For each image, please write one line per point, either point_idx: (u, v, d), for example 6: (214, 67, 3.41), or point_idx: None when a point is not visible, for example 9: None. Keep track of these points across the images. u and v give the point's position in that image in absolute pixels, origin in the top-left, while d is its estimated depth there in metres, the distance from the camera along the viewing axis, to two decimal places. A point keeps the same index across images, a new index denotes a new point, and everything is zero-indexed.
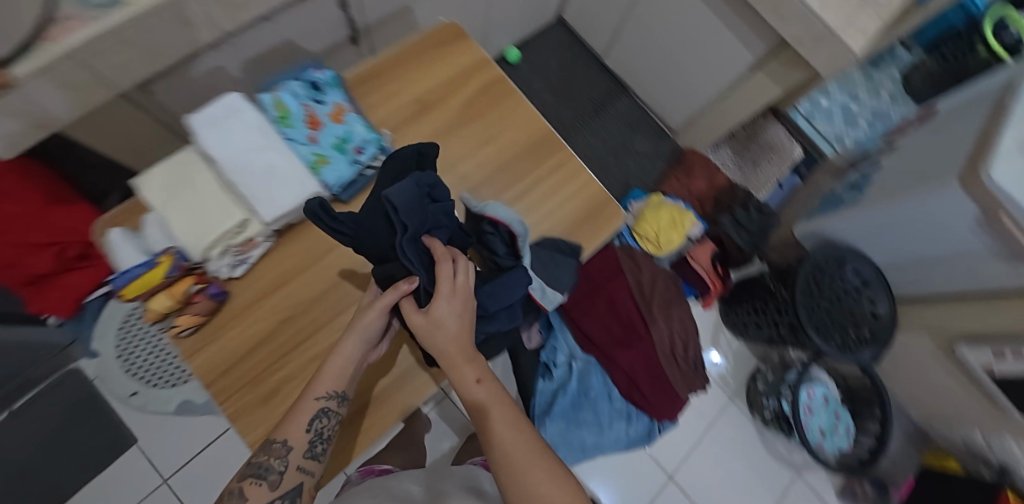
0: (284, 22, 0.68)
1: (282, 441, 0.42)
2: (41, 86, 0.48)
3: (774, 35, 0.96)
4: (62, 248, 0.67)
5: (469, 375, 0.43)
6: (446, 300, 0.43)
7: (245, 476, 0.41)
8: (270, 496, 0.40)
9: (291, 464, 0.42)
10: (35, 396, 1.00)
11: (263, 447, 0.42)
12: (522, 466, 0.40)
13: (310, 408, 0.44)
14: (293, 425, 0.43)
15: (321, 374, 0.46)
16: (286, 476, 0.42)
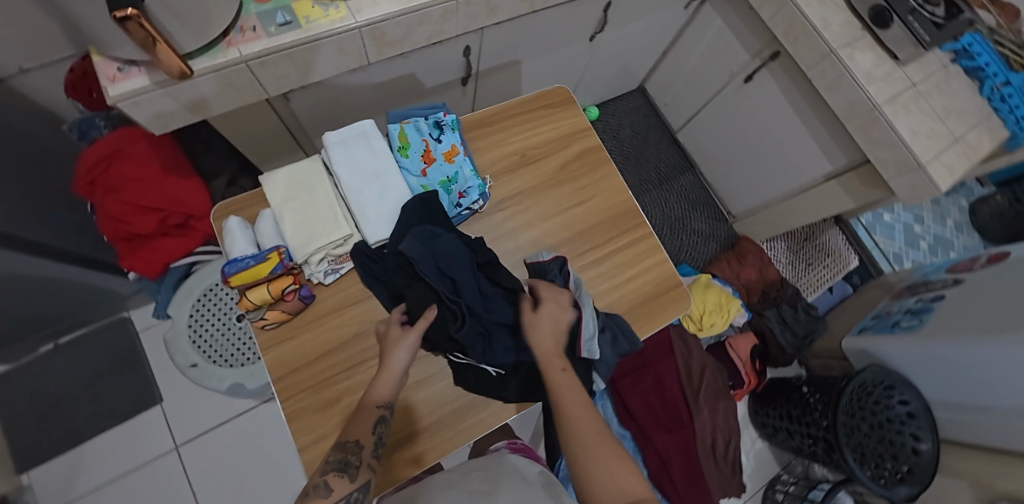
0: (416, 59, 0.74)
1: (354, 440, 0.44)
2: (211, 83, 0.55)
3: (858, 152, 0.97)
4: (166, 216, 0.72)
5: (557, 362, 0.50)
6: (546, 311, 0.54)
7: (326, 471, 0.41)
8: (351, 489, 0.41)
9: (364, 461, 0.44)
10: (84, 336, 1.08)
11: (337, 446, 0.44)
12: (588, 440, 0.43)
13: (371, 414, 0.46)
14: (359, 425, 0.45)
15: (378, 384, 0.49)
16: (361, 473, 0.42)
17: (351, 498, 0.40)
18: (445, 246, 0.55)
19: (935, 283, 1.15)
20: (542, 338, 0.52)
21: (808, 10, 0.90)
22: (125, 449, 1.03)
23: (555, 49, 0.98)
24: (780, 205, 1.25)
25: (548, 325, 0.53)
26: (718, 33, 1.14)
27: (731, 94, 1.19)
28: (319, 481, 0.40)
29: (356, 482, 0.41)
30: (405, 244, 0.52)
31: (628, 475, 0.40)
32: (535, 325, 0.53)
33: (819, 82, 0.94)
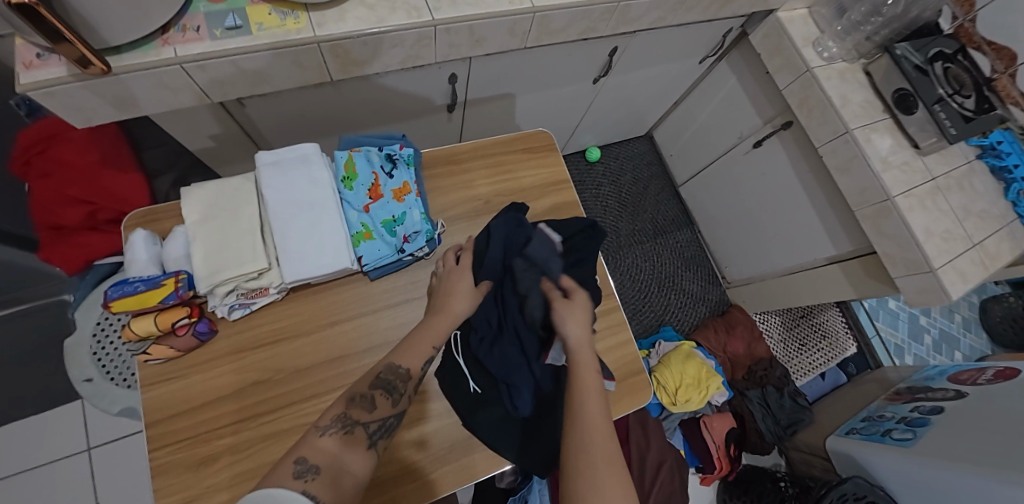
0: (392, 79, 0.69)
1: (407, 367, 0.40)
2: (140, 81, 0.50)
3: (865, 240, 0.89)
4: (95, 210, 0.67)
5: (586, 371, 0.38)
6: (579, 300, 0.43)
7: (373, 386, 0.38)
8: (390, 415, 0.37)
9: (409, 392, 0.40)
10: (17, 313, 1.01)
11: (387, 366, 0.40)
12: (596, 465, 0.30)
13: (429, 351, 0.43)
14: (408, 355, 0.41)
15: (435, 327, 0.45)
16: (404, 404, 0.39)
17: (389, 423, 0.37)
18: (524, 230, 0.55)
19: (935, 389, 1.04)
20: (575, 326, 0.41)
21: (826, 84, 0.84)
22: (35, 441, 0.96)
23: (553, 87, 0.92)
24: (778, 280, 1.17)
25: (582, 316, 0.42)
26: (731, 93, 1.09)
27: (738, 157, 1.13)
28: (364, 393, 0.37)
29: (397, 409, 0.38)
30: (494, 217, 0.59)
31: None
32: (572, 309, 0.42)
33: (830, 160, 0.88)
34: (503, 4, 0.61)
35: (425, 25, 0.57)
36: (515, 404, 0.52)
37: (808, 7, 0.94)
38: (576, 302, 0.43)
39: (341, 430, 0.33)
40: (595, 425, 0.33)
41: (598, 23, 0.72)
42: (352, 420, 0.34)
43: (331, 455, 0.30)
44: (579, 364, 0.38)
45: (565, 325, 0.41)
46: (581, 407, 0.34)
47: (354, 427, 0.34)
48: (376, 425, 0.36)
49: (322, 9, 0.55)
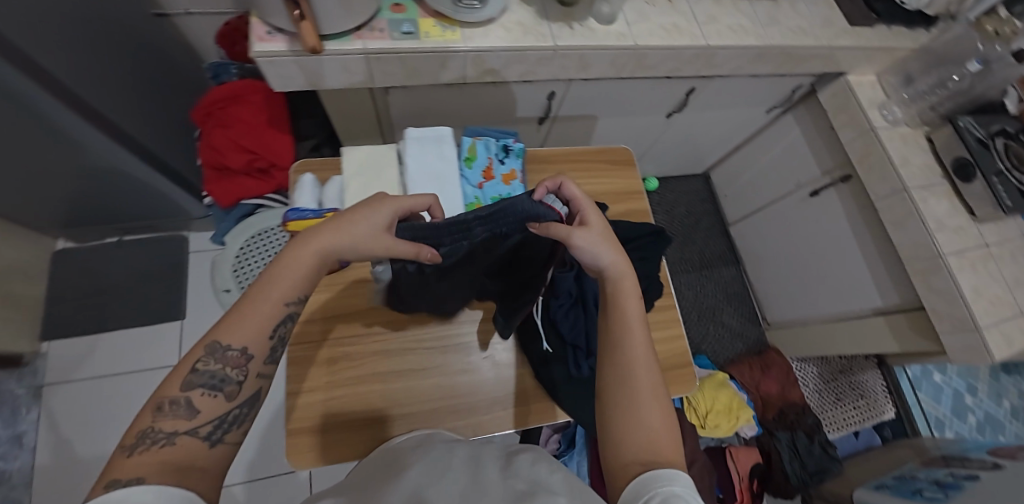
0: (506, 89, 0.83)
1: (239, 349, 0.34)
2: (334, 63, 0.65)
3: (913, 295, 0.93)
4: (254, 159, 0.83)
5: (630, 293, 0.43)
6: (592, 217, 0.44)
7: (188, 385, 0.33)
8: (228, 406, 0.34)
9: (249, 373, 0.35)
10: (146, 240, 1.20)
11: (208, 351, 0.33)
12: (637, 390, 0.37)
13: (274, 315, 0.36)
14: (235, 330, 0.35)
15: (267, 294, 0.36)
16: (244, 387, 0.35)
17: (232, 415, 0.34)
18: None
19: (971, 459, 1.03)
20: (604, 253, 0.42)
21: (888, 143, 0.91)
22: (138, 349, 1.12)
23: (631, 115, 1.04)
24: (819, 327, 1.21)
25: (600, 238, 0.43)
26: (793, 143, 1.17)
27: (793, 203, 1.20)
28: (177, 397, 0.32)
29: (237, 399, 0.34)
30: None
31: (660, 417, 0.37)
32: (593, 236, 0.42)
33: (885, 214, 0.93)
34: (612, 40, 0.74)
35: (549, 48, 0.71)
36: (578, 367, 0.60)
37: (878, 74, 1.02)
38: (594, 225, 0.43)
39: (157, 445, 0.29)
40: (633, 359, 0.39)
41: (685, 65, 0.83)
42: (167, 431, 0.30)
43: (160, 464, 0.27)
44: (623, 295, 0.42)
45: (603, 260, 0.43)
46: (624, 342, 0.40)
47: (172, 438, 0.29)
48: (207, 428, 0.32)
49: (473, 27, 0.69)
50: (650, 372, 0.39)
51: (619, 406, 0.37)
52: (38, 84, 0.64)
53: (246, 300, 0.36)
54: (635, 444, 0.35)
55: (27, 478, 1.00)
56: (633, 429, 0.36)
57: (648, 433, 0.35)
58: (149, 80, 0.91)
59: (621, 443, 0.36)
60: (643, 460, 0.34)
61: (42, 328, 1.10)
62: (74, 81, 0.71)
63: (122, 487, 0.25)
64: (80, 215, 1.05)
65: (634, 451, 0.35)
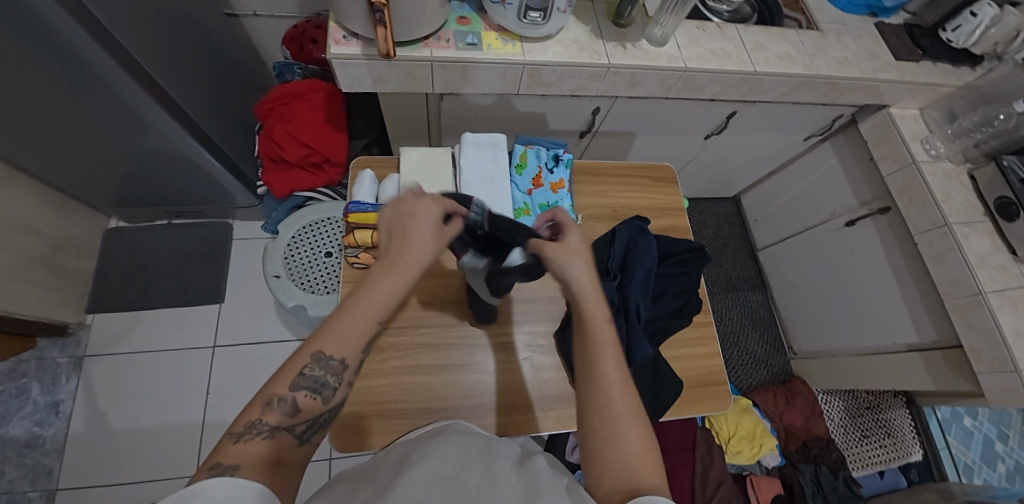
0: (555, 103, 0.86)
1: (342, 358, 0.31)
2: (400, 68, 0.69)
3: (951, 331, 0.92)
4: (310, 154, 0.87)
5: (598, 312, 0.39)
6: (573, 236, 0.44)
7: (292, 386, 0.30)
8: (322, 410, 0.31)
9: (346, 381, 0.31)
10: (191, 225, 1.26)
11: (313, 358, 0.30)
12: (617, 415, 0.32)
13: (372, 327, 0.33)
14: (340, 338, 0.31)
15: (370, 299, 0.32)
16: (340, 392, 0.31)
17: (321, 420, 0.30)
18: (644, 242, 0.67)
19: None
20: (575, 267, 0.40)
21: (930, 178, 0.91)
22: (176, 328, 1.16)
23: (669, 135, 1.06)
24: (848, 360, 1.19)
25: (580, 255, 0.42)
26: (831, 173, 1.17)
27: (826, 232, 1.20)
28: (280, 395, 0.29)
29: (331, 404, 0.31)
30: (621, 223, 0.71)
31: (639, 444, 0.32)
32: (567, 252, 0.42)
33: (925, 248, 0.93)
34: (662, 61, 0.76)
35: (602, 65, 0.73)
36: None
37: (920, 109, 1.02)
38: (573, 245, 0.42)
39: (259, 437, 0.27)
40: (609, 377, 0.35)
41: (730, 89, 0.86)
42: (270, 427, 0.27)
43: (253, 458, 0.26)
44: (592, 312, 0.38)
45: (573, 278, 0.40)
46: (594, 356, 0.36)
47: (273, 434, 0.27)
48: (301, 428, 0.29)
49: (532, 42, 0.73)
50: (625, 389, 0.34)
51: (599, 432, 0.32)
52: (124, 70, 0.69)
53: (346, 304, 0.32)
54: (611, 471, 0.30)
55: (61, 445, 1.03)
56: (610, 457, 0.31)
57: (629, 460, 0.30)
58: (218, 76, 0.97)
59: (601, 469, 0.31)
60: (626, 488, 0.29)
61: (88, 301, 1.15)
62: (162, 76, 0.77)
63: (220, 471, 0.24)
64: (136, 196, 1.11)
65: (612, 478, 0.30)
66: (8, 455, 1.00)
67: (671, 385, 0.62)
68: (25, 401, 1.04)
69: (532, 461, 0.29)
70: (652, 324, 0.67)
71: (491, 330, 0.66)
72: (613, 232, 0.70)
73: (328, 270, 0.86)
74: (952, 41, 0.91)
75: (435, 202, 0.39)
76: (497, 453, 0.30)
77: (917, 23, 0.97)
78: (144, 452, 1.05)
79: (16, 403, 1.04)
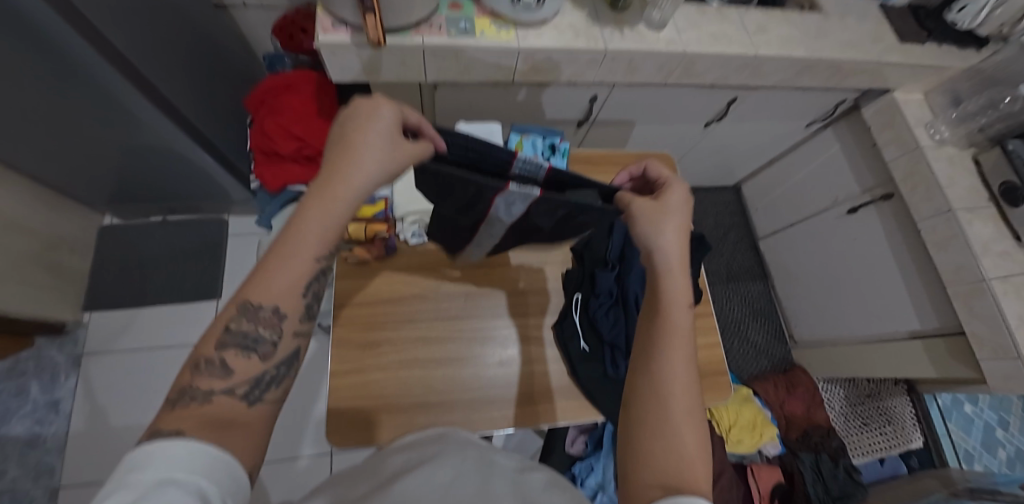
0: (551, 91, 0.84)
1: (272, 308, 0.30)
2: (392, 56, 0.67)
3: (953, 317, 0.91)
4: (302, 146, 0.86)
5: (677, 290, 0.38)
6: (671, 197, 0.42)
7: (223, 345, 0.29)
8: (264, 366, 0.30)
9: (284, 332, 0.31)
10: (187, 221, 1.24)
11: (240, 311, 0.29)
12: (673, 407, 0.31)
13: (306, 270, 0.31)
14: (268, 290, 0.30)
15: (299, 241, 0.31)
16: (282, 345, 0.31)
17: (266, 377, 0.30)
18: None
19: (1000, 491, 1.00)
20: (664, 236, 0.39)
21: (935, 163, 0.89)
22: (174, 325, 1.16)
23: (668, 123, 1.04)
24: (850, 349, 1.18)
25: (674, 218, 0.40)
26: (833, 160, 1.15)
27: (828, 220, 1.18)
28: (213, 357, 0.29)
29: (271, 359, 0.30)
30: None
31: (687, 435, 0.30)
32: (661, 215, 0.40)
33: (928, 235, 0.91)
34: (662, 46, 0.74)
35: (600, 51, 0.71)
36: (614, 366, 0.62)
37: (924, 93, 1.00)
38: (668, 208, 0.41)
39: (196, 403, 0.26)
40: (674, 363, 0.34)
41: (732, 74, 0.84)
42: (204, 390, 0.27)
43: (226, 447, 0.25)
44: (670, 298, 0.37)
45: (662, 242, 0.39)
46: (660, 336, 0.35)
47: (211, 396, 0.27)
48: (245, 387, 0.29)
49: (527, 27, 0.70)
50: (686, 382, 0.33)
51: (648, 415, 0.32)
52: (110, 64, 0.67)
53: (273, 251, 0.31)
54: (656, 460, 0.29)
55: (62, 442, 1.03)
56: (651, 442, 0.30)
57: (677, 451, 0.29)
58: (207, 68, 0.94)
59: (643, 455, 0.30)
60: (664, 482, 0.28)
61: (85, 299, 1.14)
62: (151, 70, 0.75)
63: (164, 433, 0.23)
64: (129, 193, 1.09)
65: (650, 466, 0.29)
66: (10, 453, 1.00)
67: None
68: (25, 400, 1.05)
69: (528, 477, 0.28)
70: None
71: (490, 322, 0.64)
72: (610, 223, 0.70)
73: None
74: (958, 21, 0.88)
75: (388, 107, 0.35)
76: (496, 469, 0.29)
77: (922, 4, 0.94)
78: None
79: (16, 402, 1.04)
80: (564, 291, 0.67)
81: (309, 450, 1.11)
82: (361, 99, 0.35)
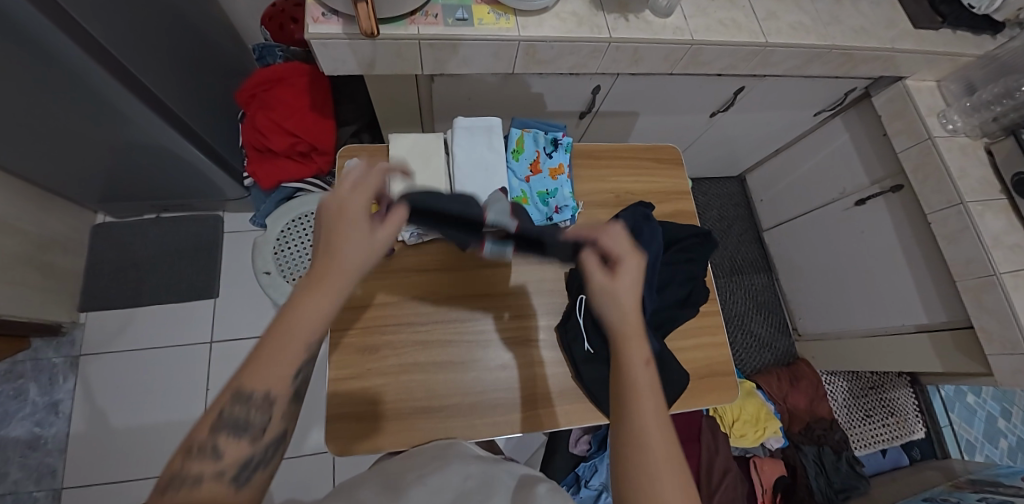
0: (552, 82, 0.81)
1: (265, 393, 0.28)
2: (386, 48, 0.64)
3: (962, 311, 0.90)
4: (296, 142, 0.83)
5: (638, 354, 0.35)
6: (625, 266, 0.38)
7: (216, 427, 0.27)
8: (251, 450, 0.28)
9: (274, 417, 0.29)
10: (181, 218, 1.22)
11: (232, 398, 0.27)
12: (653, 465, 0.29)
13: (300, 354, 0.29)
14: (261, 373, 0.28)
15: (290, 330, 0.28)
16: (270, 428, 0.29)
17: (252, 461, 0.28)
18: (648, 231, 0.64)
19: (1002, 483, 1.00)
20: (616, 306, 0.37)
21: (947, 154, 0.87)
22: (171, 325, 1.14)
23: (673, 114, 1.01)
24: (854, 342, 1.17)
25: (627, 290, 0.37)
26: (841, 150, 1.13)
27: (835, 212, 1.16)
28: (205, 441, 0.27)
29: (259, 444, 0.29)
30: (622, 212, 0.67)
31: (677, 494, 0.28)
32: (610, 288, 0.37)
33: (938, 228, 0.89)
34: (668, 34, 0.71)
35: (604, 40, 0.68)
36: None
37: (937, 81, 0.97)
38: (619, 277, 0.38)
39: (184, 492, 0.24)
40: (646, 426, 0.31)
41: (740, 63, 0.80)
42: (194, 475, 0.25)
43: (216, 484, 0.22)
44: (629, 356, 0.35)
45: (613, 318, 0.37)
46: (629, 394, 0.33)
47: (201, 483, 0.25)
48: (233, 472, 0.27)
49: (527, 16, 0.67)
50: (665, 434, 0.31)
51: (634, 483, 0.29)
52: (97, 62, 0.65)
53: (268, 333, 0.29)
54: None
55: (63, 444, 1.03)
56: None
57: None
58: (195, 61, 0.91)
59: None
60: None
61: (80, 300, 1.13)
62: (135, 65, 0.72)
63: None
64: (121, 191, 1.07)
65: None
66: (10, 455, 0.99)
67: (677, 376, 0.60)
68: (24, 402, 1.03)
69: None
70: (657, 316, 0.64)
71: (492, 324, 0.63)
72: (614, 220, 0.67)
73: None
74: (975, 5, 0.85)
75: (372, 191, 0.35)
76: None
77: None
78: (147, 449, 1.04)
79: (15, 404, 1.03)
80: (567, 292, 0.65)
81: (311, 447, 1.11)
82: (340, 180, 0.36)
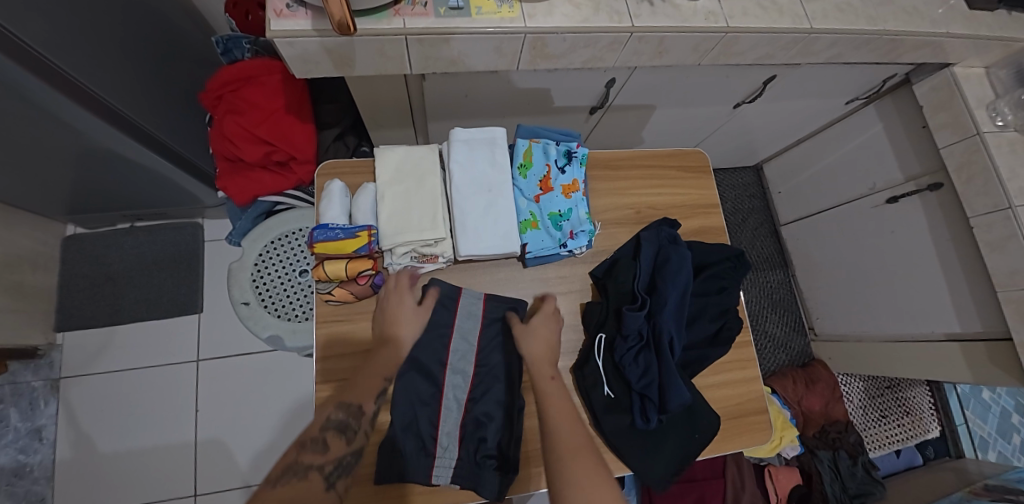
0: (560, 77, 0.70)
1: (325, 436, 0.42)
2: (368, 47, 0.54)
3: (1001, 323, 0.83)
4: (272, 151, 0.73)
5: (545, 370, 0.49)
6: (535, 321, 0.53)
7: (326, 428, 0.43)
8: (345, 452, 0.42)
9: (336, 444, 0.42)
10: (159, 226, 1.13)
11: (302, 445, 0.41)
12: (566, 456, 0.41)
13: (374, 384, 0.47)
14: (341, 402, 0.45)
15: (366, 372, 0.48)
16: (337, 449, 0.42)
17: (344, 461, 0.42)
18: (677, 257, 0.56)
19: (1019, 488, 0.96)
20: (532, 346, 0.51)
21: (996, 151, 0.77)
22: (157, 342, 1.08)
23: (695, 105, 0.91)
24: (876, 345, 1.13)
25: (542, 333, 0.52)
26: (874, 142, 1.03)
27: (862, 209, 1.08)
28: (306, 444, 0.41)
29: (351, 446, 0.43)
30: (646, 232, 0.59)
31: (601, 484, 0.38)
32: (526, 336, 0.52)
33: (981, 233, 0.81)
34: (699, 20, 0.60)
35: (624, 30, 0.57)
36: (646, 419, 0.51)
37: (986, 67, 0.86)
38: (532, 328, 0.52)
39: (297, 476, 0.37)
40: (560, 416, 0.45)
41: (777, 52, 0.70)
42: (306, 464, 0.39)
43: None
44: (542, 381, 0.48)
45: (528, 352, 0.51)
46: (544, 403, 0.47)
47: (308, 471, 0.38)
48: (332, 465, 0.40)
49: (534, 3, 0.56)
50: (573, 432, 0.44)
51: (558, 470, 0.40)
52: (36, 76, 0.54)
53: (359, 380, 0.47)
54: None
55: (50, 472, 0.97)
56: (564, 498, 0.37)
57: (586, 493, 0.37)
58: (155, 56, 0.80)
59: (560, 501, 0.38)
60: None
61: (55, 318, 1.05)
62: (79, 69, 0.60)
63: None
64: (89, 203, 0.97)
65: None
66: None
67: (709, 422, 0.54)
68: None
69: None
70: (684, 354, 0.57)
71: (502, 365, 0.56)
72: (637, 240, 0.59)
73: (302, 293, 0.79)
74: None
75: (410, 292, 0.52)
76: None
77: None
78: (138, 475, 0.99)
79: None
80: (584, 328, 0.58)
81: None
82: (394, 279, 0.53)
